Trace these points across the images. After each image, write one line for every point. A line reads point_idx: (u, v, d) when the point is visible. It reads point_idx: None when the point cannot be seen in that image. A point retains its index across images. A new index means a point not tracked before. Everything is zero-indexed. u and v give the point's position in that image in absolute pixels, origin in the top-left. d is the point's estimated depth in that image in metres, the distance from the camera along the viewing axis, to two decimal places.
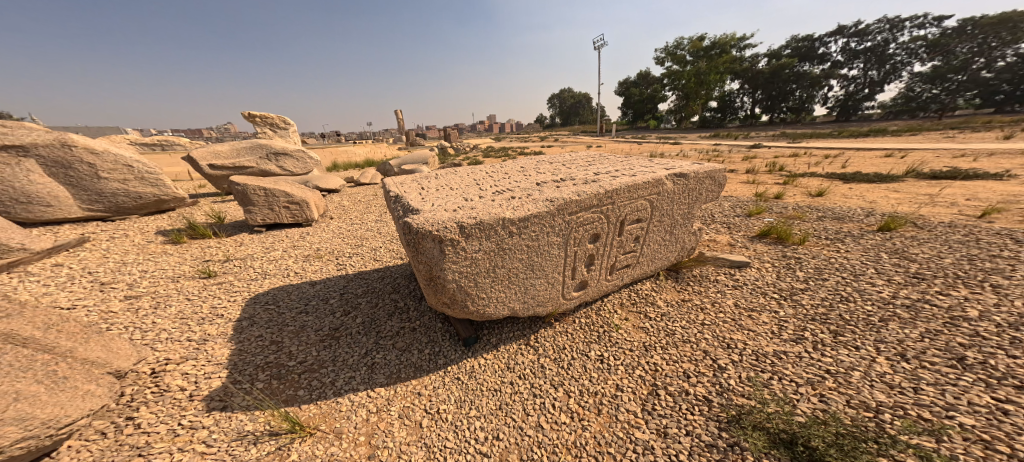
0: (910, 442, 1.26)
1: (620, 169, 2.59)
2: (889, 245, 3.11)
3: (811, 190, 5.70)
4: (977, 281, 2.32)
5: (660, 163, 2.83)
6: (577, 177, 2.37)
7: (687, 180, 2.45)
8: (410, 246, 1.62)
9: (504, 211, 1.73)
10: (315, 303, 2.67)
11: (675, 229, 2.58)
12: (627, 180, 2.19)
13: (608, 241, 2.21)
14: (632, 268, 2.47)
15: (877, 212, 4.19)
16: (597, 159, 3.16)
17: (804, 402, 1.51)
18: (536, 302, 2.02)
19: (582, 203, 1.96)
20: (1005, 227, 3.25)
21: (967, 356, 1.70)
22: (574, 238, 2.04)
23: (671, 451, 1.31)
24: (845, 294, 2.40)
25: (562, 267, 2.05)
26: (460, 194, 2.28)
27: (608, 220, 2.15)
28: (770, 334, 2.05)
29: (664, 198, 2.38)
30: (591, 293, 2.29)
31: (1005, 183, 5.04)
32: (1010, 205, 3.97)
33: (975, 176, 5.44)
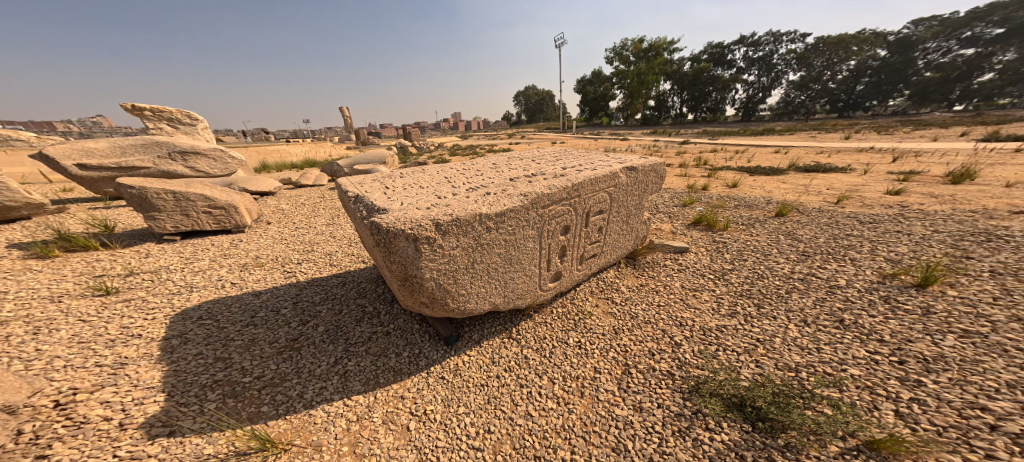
0: (827, 394, 1.53)
1: (581, 164, 2.73)
2: (783, 229, 3.71)
3: (726, 182, 6.54)
4: (842, 256, 2.92)
5: (611, 158, 3.03)
6: (543, 172, 2.45)
7: (638, 173, 2.66)
8: (381, 247, 1.54)
9: (480, 207, 1.74)
10: (264, 315, 2.42)
11: (631, 219, 2.79)
12: (591, 174, 2.32)
13: (577, 232, 2.32)
14: (599, 257, 2.63)
15: (773, 201, 4.97)
16: (553, 154, 3.30)
17: (746, 368, 1.74)
18: (516, 294, 2.05)
19: (553, 197, 2.04)
20: (853, 211, 4.12)
21: (845, 318, 2.10)
22: (548, 232, 2.12)
23: (649, 423, 1.42)
24: (760, 272, 2.81)
25: (539, 259, 2.12)
26: (429, 192, 2.23)
27: (577, 212, 2.27)
28: (712, 310, 2.32)
29: (619, 191, 2.56)
30: (566, 284, 2.39)
31: (852, 174, 6.38)
32: (854, 192, 5.03)
33: (835, 169, 6.77)
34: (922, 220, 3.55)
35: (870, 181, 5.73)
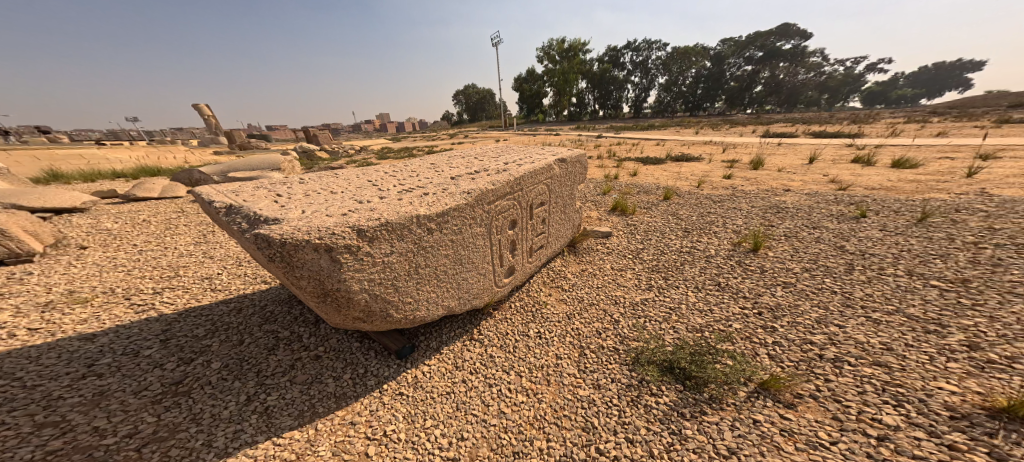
0: (726, 348, 1.92)
1: (519, 158, 2.78)
2: (671, 211, 4.49)
3: (626, 171, 7.49)
4: (712, 229, 3.71)
5: (542, 151, 3.16)
6: (483, 167, 2.40)
7: (568, 164, 2.83)
8: (279, 263, 1.25)
9: (417, 208, 1.59)
10: (111, 361, 1.76)
11: (567, 208, 2.97)
12: (527, 167, 2.38)
13: (523, 225, 2.36)
14: (546, 247, 2.74)
15: (660, 186, 5.94)
16: (486, 151, 3.28)
17: (669, 334, 2.06)
18: (473, 295, 1.99)
19: (497, 192, 2.02)
20: (711, 192, 5.24)
21: (722, 280, 2.68)
22: (496, 227, 2.09)
23: (609, 397, 1.57)
24: (663, 247, 3.35)
25: (492, 255, 2.09)
26: (353, 195, 1.95)
27: (522, 205, 2.30)
28: (637, 286, 2.66)
29: (555, 181, 2.68)
30: (521, 277, 2.44)
31: (705, 163, 8.04)
32: (710, 177, 6.39)
33: (694, 159, 8.43)
34: (753, 197, 4.75)
35: (718, 167, 7.37)
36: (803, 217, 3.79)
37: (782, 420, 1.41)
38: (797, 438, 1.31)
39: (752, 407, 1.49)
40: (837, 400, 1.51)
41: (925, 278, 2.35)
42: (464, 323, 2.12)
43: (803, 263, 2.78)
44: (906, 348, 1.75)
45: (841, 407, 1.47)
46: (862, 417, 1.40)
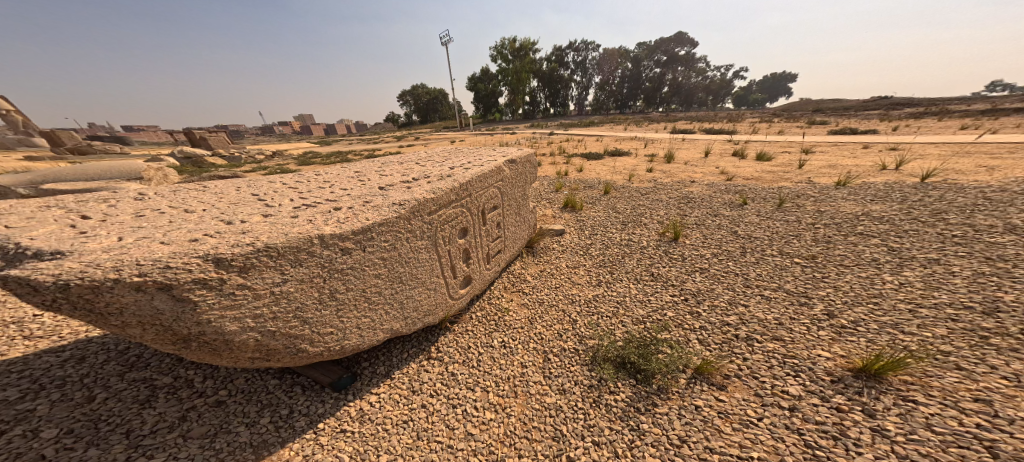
0: (664, 337, 2.10)
1: (467, 162, 2.67)
2: (610, 205, 4.79)
3: (571, 167, 7.78)
4: (644, 221, 4.05)
5: (490, 152, 3.09)
6: (431, 173, 2.25)
7: (517, 165, 2.79)
8: (82, 312, 0.97)
9: (318, 227, 1.34)
10: None
11: (522, 210, 2.96)
12: (474, 171, 2.26)
13: (475, 232, 2.27)
14: (504, 252, 2.70)
15: (599, 181, 6.29)
16: (435, 153, 3.09)
17: (621, 328, 2.19)
18: (423, 311, 1.87)
19: (441, 201, 1.88)
20: (640, 185, 5.74)
21: (655, 270, 2.94)
22: (443, 238, 1.96)
23: (574, 401, 1.61)
24: (606, 241, 3.55)
25: (443, 267, 1.97)
26: (276, 209, 1.66)
27: (471, 213, 2.20)
28: (589, 283, 2.78)
29: (506, 184, 2.63)
30: (479, 285, 2.36)
31: (635, 157, 8.78)
32: (639, 171, 7.00)
33: (626, 154, 9.15)
34: (673, 189, 5.33)
35: (645, 161, 8.11)
36: (704, 206, 4.36)
37: (719, 402, 1.59)
38: (733, 419, 1.50)
39: (691, 392, 1.65)
40: (752, 376, 1.74)
41: (791, 256, 2.90)
42: (426, 343, 2.00)
43: (704, 249, 3.23)
44: (797, 322, 2.09)
45: (762, 383, 1.69)
46: (778, 390, 1.63)
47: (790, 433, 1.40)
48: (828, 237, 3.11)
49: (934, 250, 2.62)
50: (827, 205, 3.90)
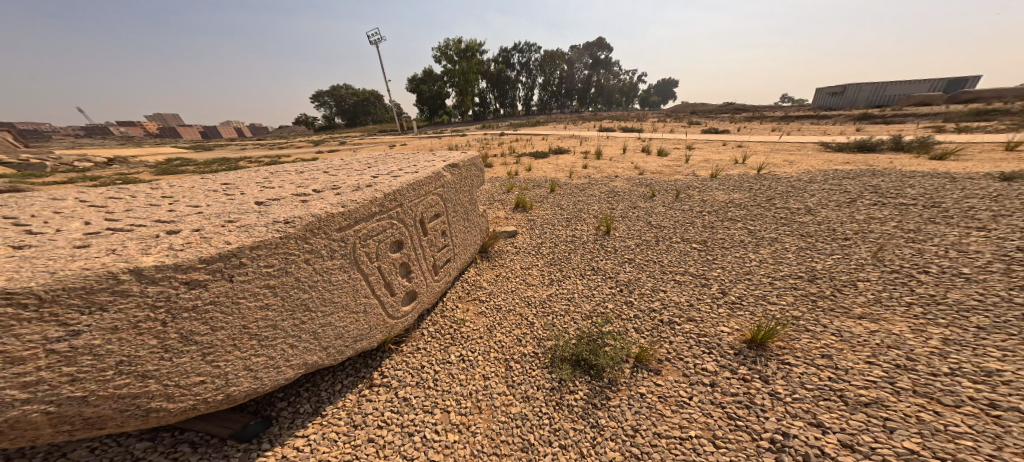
0: (608, 329, 2.19)
1: (402, 168, 2.59)
2: (556, 203, 4.99)
3: (524, 167, 7.87)
4: (587, 218, 4.29)
5: (432, 157, 3.03)
6: (361, 182, 2.14)
7: (460, 169, 2.77)
8: None
9: (121, 260, 1.11)
10: None
11: (470, 215, 2.94)
12: (405, 180, 2.17)
13: (413, 244, 2.20)
14: (453, 261, 2.67)
15: (547, 179, 6.48)
16: (375, 161, 2.98)
17: (580, 323, 2.26)
18: (353, 337, 1.78)
19: (361, 215, 1.76)
20: (582, 184, 6.08)
21: (600, 264, 3.10)
22: (367, 255, 1.84)
23: (538, 409, 1.63)
24: (555, 238, 3.67)
25: (374, 286, 1.89)
26: (165, 229, 1.44)
27: (404, 224, 2.11)
28: (541, 282, 2.82)
29: (448, 190, 2.60)
30: (426, 299, 2.32)
31: (575, 155, 9.28)
32: (583, 169, 7.37)
33: (568, 152, 9.63)
34: (610, 188, 5.78)
35: (586, 159, 8.58)
36: (632, 204, 4.91)
37: (659, 387, 1.74)
38: (672, 402, 1.65)
39: (637, 381, 1.77)
40: (677, 358, 1.94)
41: (691, 242, 3.53)
42: (369, 369, 1.94)
43: (632, 240, 3.64)
44: (705, 303, 2.46)
45: (692, 364, 1.88)
46: (702, 369, 1.85)
47: (715, 408, 1.60)
48: (722, 228, 3.80)
49: (780, 232, 3.55)
50: (711, 197, 4.92)
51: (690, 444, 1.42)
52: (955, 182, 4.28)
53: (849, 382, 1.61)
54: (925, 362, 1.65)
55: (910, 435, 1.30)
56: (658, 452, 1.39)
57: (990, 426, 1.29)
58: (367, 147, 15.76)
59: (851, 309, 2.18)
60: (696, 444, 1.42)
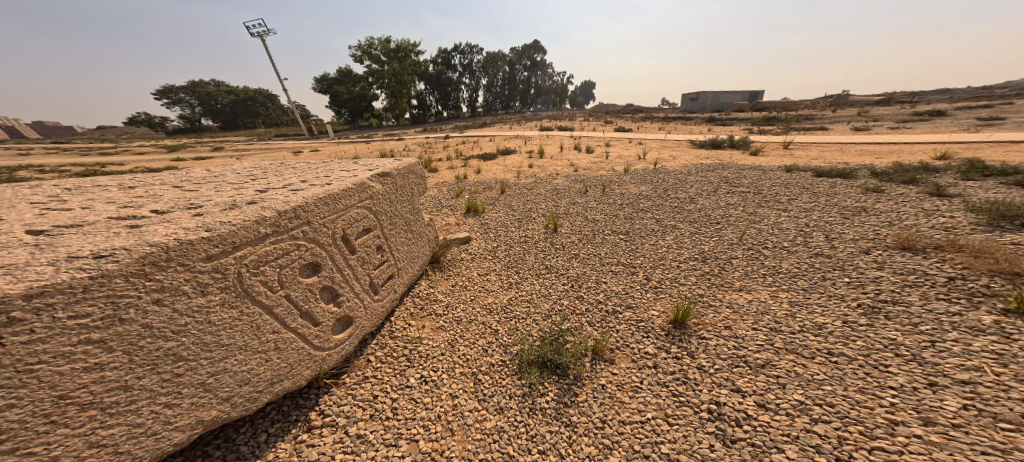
0: (567, 327, 2.17)
1: (323, 180, 2.41)
2: (507, 203, 5.04)
3: (474, 169, 7.83)
4: (538, 216, 4.39)
5: (368, 166, 2.88)
6: (262, 197, 1.90)
7: (393, 178, 2.65)
8: None
9: None
10: None
11: (411, 225, 2.86)
12: (313, 193, 1.96)
13: (335, 264, 2.03)
14: (396, 276, 2.60)
15: (497, 180, 6.51)
16: (306, 176, 2.76)
17: (544, 322, 2.26)
18: (268, 381, 1.62)
19: (244, 239, 1.50)
20: (532, 183, 6.21)
21: (553, 262, 3.16)
22: (262, 285, 1.61)
23: (513, 419, 1.56)
24: (509, 240, 3.68)
25: (288, 318, 1.71)
26: None
27: (318, 244, 1.91)
28: (501, 287, 2.77)
29: (379, 201, 2.46)
30: (366, 323, 2.24)
31: (521, 154, 9.52)
32: (533, 168, 7.54)
33: (514, 152, 9.85)
34: (556, 185, 5.99)
35: (534, 158, 8.81)
36: (572, 199, 5.19)
37: (615, 376, 1.76)
38: (628, 387, 1.69)
39: (598, 372, 1.79)
40: (624, 345, 2.00)
41: (617, 233, 3.89)
42: (303, 410, 1.75)
43: (576, 235, 3.79)
44: (640, 290, 2.64)
45: (637, 350, 1.97)
46: (645, 352, 1.94)
47: (662, 388, 1.68)
48: (656, 221, 4.22)
49: (676, 221, 4.23)
50: (626, 190, 5.62)
51: (649, 426, 1.46)
52: (803, 185, 5.52)
53: (745, 350, 1.93)
54: (787, 327, 2.14)
55: (797, 388, 1.61)
56: (625, 439, 1.40)
57: (840, 374, 1.70)
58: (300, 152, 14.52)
59: (732, 283, 2.77)
60: (654, 424, 1.46)
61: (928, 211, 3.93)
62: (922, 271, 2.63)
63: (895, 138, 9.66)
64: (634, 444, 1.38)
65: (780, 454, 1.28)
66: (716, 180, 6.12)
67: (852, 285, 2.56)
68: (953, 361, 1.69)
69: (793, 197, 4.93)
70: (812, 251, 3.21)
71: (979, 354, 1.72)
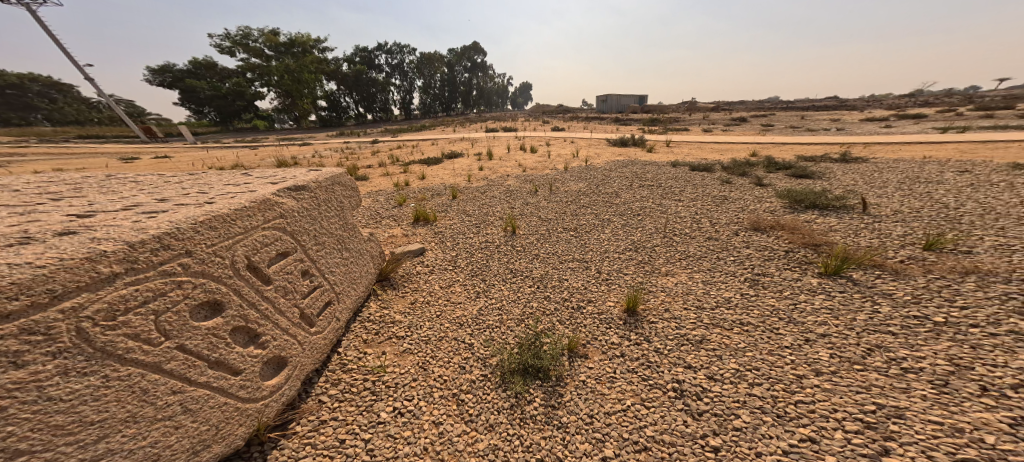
0: (542, 329, 2.35)
1: (213, 197, 1.93)
2: (460, 209, 5.06)
3: (417, 174, 7.61)
4: (492, 222, 4.52)
5: (279, 178, 2.45)
6: (90, 227, 1.38)
7: (313, 192, 2.27)
8: None
9: None
10: None
11: (345, 244, 2.52)
12: (188, 215, 1.50)
13: (243, 299, 1.64)
14: (335, 302, 2.30)
15: (446, 186, 6.48)
16: (179, 192, 2.21)
17: (516, 329, 2.39)
18: (188, 449, 1.34)
19: (75, 285, 1.07)
20: (481, 186, 6.34)
21: (516, 266, 3.32)
22: (130, 340, 1.20)
23: (505, 432, 1.59)
24: (468, 249, 3.73)
25: (190, 374, 1.36)
26: None
27: (211, 277, 1.49)
28: (468, 298, 2.84)
29: (292, 218, 2.04)
30: (305, 360, 1.94)
31: (469, 158, 9.55)
32: (480, 171, 7.68)
33: (461, 156, 9.81)
34: (506, 187, 6.23)
35: (478, 162, 8.98)
36: (524, 200, 5.42)
37: (592, 370, 1.98)
38: (605, 379, 1.90)
39: (575, 367, 2.00)
40: (594, 339, 2.25)
41: (565, 229, 4.23)
42: None
43: (533, 235, 4.05)
44: (595, 283, 2.98)
45: (605, 342, 2.22)
46: (612, 343, 2.21)
47: (629, 372, 1.95)
48: (595, 216, 4.67)
49: (610, 214, 4.76)
50: (567, 188, 6.11)
51: (631, 412, 1.66)
52: (694, 176, 6.85)
53: (685, 328, 2.32)
54: (707, 303, 2.63)
55: (730, 357, 2.02)
56: (614, 429, 1.57)
57: (754, 340, 2.17)
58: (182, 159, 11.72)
59: (660, 268, 3.25)
60: (635, 410, 1.67)
61: (761, 197, 5.27)
62: (772, 247, 3.49)
63: (741, 137, 12.61)
64: (623, 433, 1.55)
65: (736, 418, 1.58)
66: (632, 175, 7.02)
67: (737, 262, 3.25)
68: (811, 320, 2.33)
69: (685, 188, 5.98)
70: (703, 234, 3.96)
71: (819, 312, 2.41)
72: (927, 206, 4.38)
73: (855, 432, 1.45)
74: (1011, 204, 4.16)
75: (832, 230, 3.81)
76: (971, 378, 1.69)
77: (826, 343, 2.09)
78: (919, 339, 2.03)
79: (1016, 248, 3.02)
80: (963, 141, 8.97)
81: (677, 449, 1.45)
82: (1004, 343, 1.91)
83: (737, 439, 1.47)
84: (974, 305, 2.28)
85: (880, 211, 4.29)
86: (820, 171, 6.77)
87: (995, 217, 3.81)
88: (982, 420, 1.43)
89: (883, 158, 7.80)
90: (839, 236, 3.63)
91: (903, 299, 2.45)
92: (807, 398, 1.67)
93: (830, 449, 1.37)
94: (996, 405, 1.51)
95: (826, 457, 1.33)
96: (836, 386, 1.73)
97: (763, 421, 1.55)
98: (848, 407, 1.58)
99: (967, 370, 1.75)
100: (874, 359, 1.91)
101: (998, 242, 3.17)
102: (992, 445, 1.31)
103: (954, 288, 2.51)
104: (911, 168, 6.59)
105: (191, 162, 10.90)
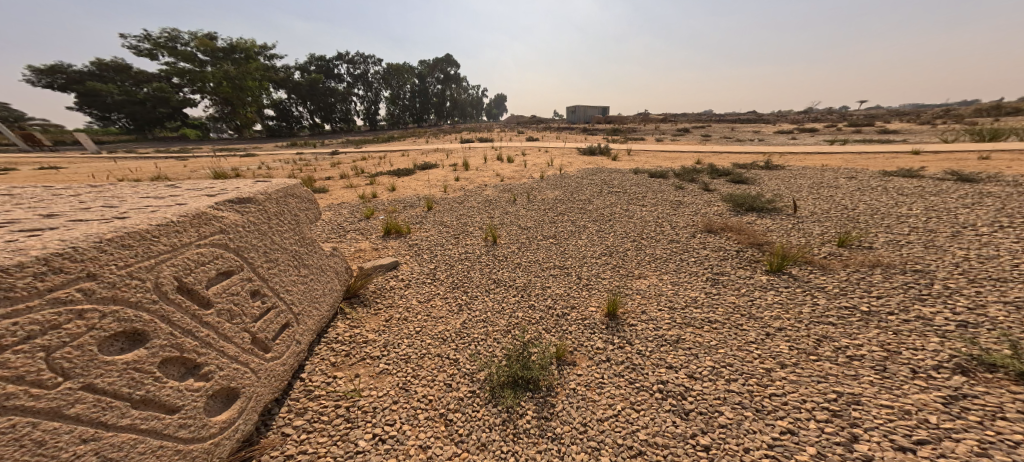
0: (530, 339, 2.33)
1: (129, 212, 1.64)
2: (436, 221, 4.94)
3: (386, 186, 7.40)
4: (469, 232, 4.45)
5: (218, 191, 2.18)
6: None
7: (261, 205, 2.04)
8: None
9: None
10: None
11: (301, 260, 2.30)
12: (91, 233, 1.24)
13: (171, 327, 1.39)
14: (293, 324, 2.09)
15: (420, 197, 6.31)
16: (71, 207, 1.87)
17: (503, 340, 2.36)
18: None
19: None
20: (456, 197, 6.25)
21: (496, 276, 3.28)
22: (9, 384, 0.95)
23: (500, 453, 1.52)
24: (445, 262, 3.62)
25: (105, 417, 1.14)
26: None
27: (125, 303, 1.25)
28: (450, 312, 2.74)
29: (231, 234, 1.79)
30: (260, 389, 1.74)
31: (444, 169, 9.41)
32: (455, 181, 7.62)
33: (436, 167, 9.66)
34: (482, 197, 6.20)
35: (453, 171, 8.88)
36: (500, 209, 5.40)
37: (581, 376, 1.98)
38: (594, 385, 1.91)
39: (564, 374, 2.00)
40: (579, 346, 2.26)
41: (544, 237, 4.27)
42: None
43: (515, 244, 4.04)
44: (576, 289, 3.01)
45: (592, 347, 2.24)
46: (597, 348, 2.23)
47: (619, 377, 1.96)
48: (573, 223, 4.75)
49: (585, 220, 4.89)
50: (544, 196, 6.20)
51: (623, 417, 1.67)
52: (657, 183, 7.24)
53: (662, 329, 2.39)
54: (677, 303, 2.75)
55: (705, 355, 2.10)
56: (608, 436, 1.57)
57: (723, 337, 2.28)
58: (108, 170, 10.30)
59: (635, 271, 3.35)
60: (627, 414, 1.69)
61: (710, 201, 5.66)
62: (725, 248, 3.73)
63: (685, 146, 13.66)
64: (617, 439, 1.55)
65: (720, 415, 1.64)
66: (603, 182, 7.24)
67: (698, 263, 3.44)
68: (767, 315, 2.50)
69: (647, 193, 6.28)
70: (666, 237, 4.15)
71: (771, 307, 2.59)
72: (835, 206, 4.99)
73: (826, 421, 1.55)
74: (889, 204, 4.89)
75: (769, 230, 4.17)
76: (903, 361, 1.89)
77: (784, 336, 2.24)
78: (854, 328, 2.25)
79: (903, 242, 3.52)
80: (862, 150, 10.47)
81: (671, 451, 1.47)
82: (916, 328, 2.16)
83: (725, 436, 1.52)
84: (885, 295, 2.58)
85: (802, 212, 4.80)
86: (751, 177, 7.49)
87: (880, 215, 4.45)
88: (922, 401, 1.60)
89: (799, 165, 8.90)
90: (776, 236, 4.00)
91: (835, 293, 2.70)
92: (778, 390, 1.77)
93: (810, 440, 1.45)
94: (929, 386, 1.69)
95: (807, 448, 1.41)
96: (800, 377, 1.85)
97: (745, 416, 1.61)
98: (815, 397, 1.70)
99: (896, 354, 1.96)
100: (824, 349, 2.08)
101: (889, 238, 3.68)
102: (936, 425, 1.46)
103: (867, 280, 2.83)
104: (817, 173, 7.54)
105: (119, 175, 9.57)
